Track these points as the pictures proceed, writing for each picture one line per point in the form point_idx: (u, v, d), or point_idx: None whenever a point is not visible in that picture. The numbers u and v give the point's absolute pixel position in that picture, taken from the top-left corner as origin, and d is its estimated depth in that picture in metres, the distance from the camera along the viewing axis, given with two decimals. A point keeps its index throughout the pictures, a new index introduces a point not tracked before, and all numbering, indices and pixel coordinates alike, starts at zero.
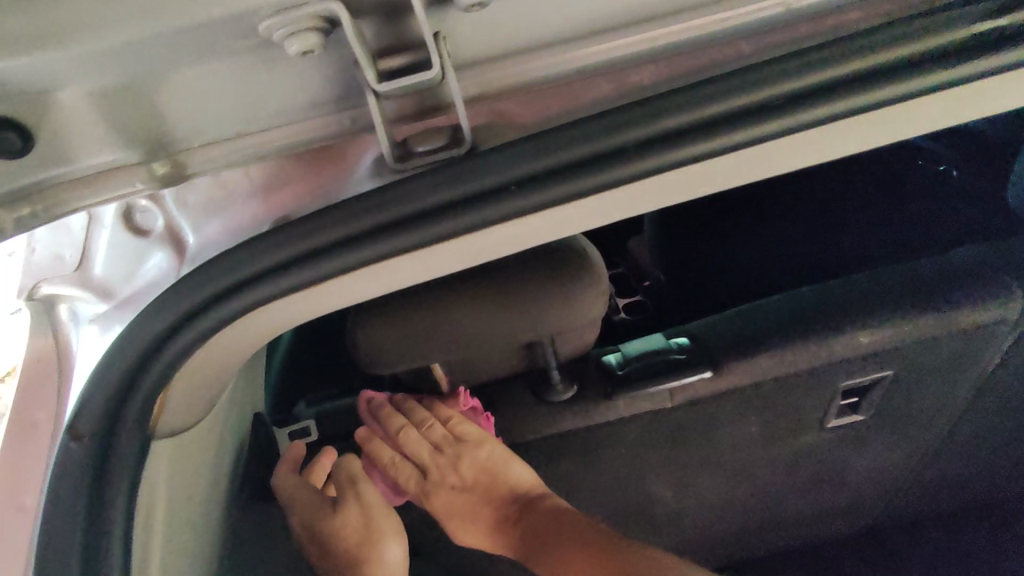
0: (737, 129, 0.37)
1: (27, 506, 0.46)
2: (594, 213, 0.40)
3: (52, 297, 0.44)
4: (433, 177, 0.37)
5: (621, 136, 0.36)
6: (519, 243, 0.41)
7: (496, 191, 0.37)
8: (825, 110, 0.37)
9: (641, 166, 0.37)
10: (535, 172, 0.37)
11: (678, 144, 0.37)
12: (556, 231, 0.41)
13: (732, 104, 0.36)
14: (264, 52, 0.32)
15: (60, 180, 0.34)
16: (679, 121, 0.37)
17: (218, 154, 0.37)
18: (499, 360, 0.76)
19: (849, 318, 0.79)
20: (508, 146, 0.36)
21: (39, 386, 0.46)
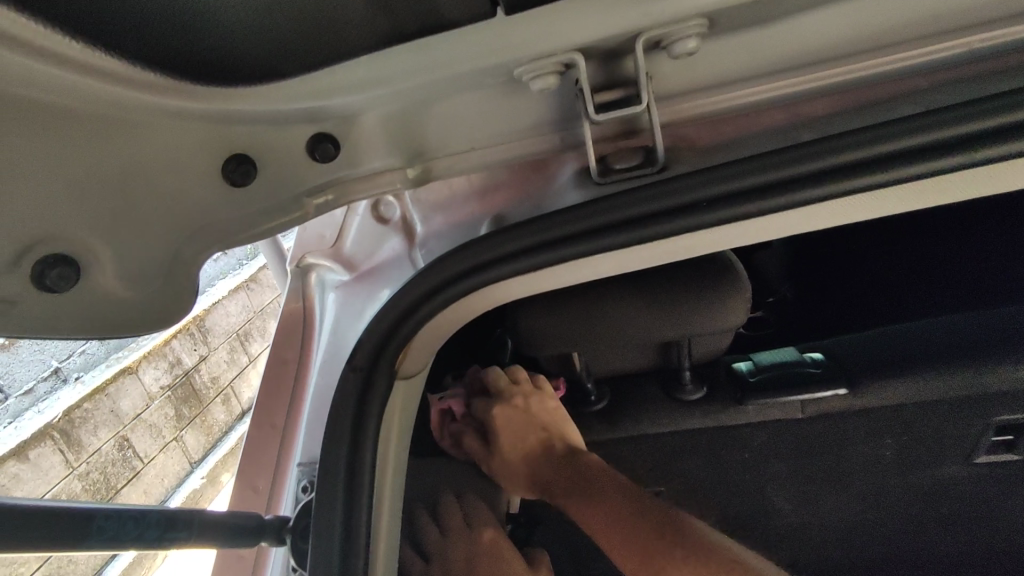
0: (856, 179, 0.39)
1: (277, 426, 0.56)
2: (719, 241, 0.43)
3: (311, 266, 0.57)
4: (583, 208, 0.42)
5: (745, 180, 0.40)
6: (665, 258, 0.45)
7: (686, 208, 0.41)
8: (935, 165, 0.38)
9: (762, 207, 0.40)
10: (667, 208, 0.41)
11: (797, 189, 0.40)
12: (688, 252, 0.44)
13: (854, 156, 0.39)
14: (511, 84, 0.41)
15: (347, 179, 0.44)
16: (799, 170, 0.39)
17: (456, 163, 0.46)
18: (636, 355, 0.82)
19: (1002, 352, 0.77)
20: (647, 186, 0.41)
21: (292, 334, 0.58)
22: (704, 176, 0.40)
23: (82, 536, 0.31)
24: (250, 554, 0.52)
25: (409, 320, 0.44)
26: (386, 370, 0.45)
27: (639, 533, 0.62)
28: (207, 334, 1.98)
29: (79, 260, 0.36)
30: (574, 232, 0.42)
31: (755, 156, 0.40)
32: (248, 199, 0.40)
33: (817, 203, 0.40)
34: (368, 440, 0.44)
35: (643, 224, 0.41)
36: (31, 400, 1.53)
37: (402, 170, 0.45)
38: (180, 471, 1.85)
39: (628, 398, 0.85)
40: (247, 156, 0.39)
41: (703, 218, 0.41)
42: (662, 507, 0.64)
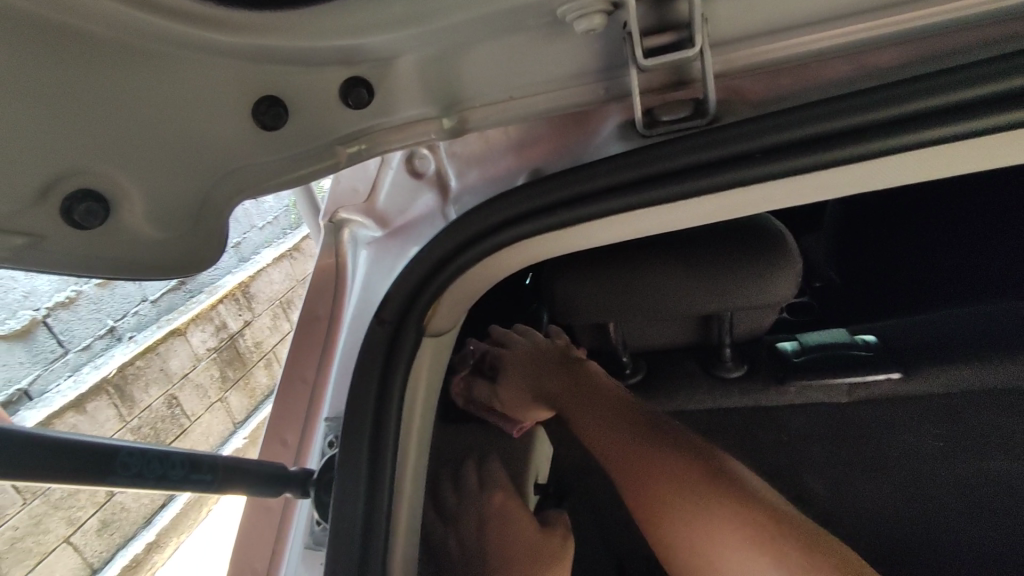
0: (919, 130, 0.35)
1: (308, 379, 0.56)
2: (763, 199, 0.40)
3: (344, 221, 0.56)
4: (618, 159, 0.39)
5: (793, 132, 0.36)
6: (704, 219, 0.42)
7: (740, 158, 0.38)
8: (1006, 118, 0.34)
9: (811, 161, 0.37)
10: (704, 161, 0.38)
11: (852, 142, 0.36)
12: (728, 212, 0.41)
13: (917, 106, 0.35)
14: (553, 27, 0.39)
15: (381, 128, 0.42)
16: (852, 121, 0.36)
17: (492, 115, 0.44)
18: (673, 329, 0.79)
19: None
20: (684, 137, 0.38)
21: (324, 289, 0.58)
22: (762, 124, 0.37)
23: (107, 471, 0.32)
24: (278, 504, 0.53)
25: (439, 275, 0.43)
26: (414, 326, 0.44)
27: (668, 475, 0.58)
28: (252, 300, 2.03)
29: (109, 198, 0.36)
30: (616, 183, 0.39)
31: (805, 106, 0.36)
32: (280, 143, 0.39)
33: (877, 158, 0.36)
34: (394, 396, 0.43)
35: (692, 176, 0.38)
36: (89, 355, 1.61)
37: (438, 120, 0.43)
38: (224, 430, 1.91)
39: (664, 374, 0.83)
40: (278, 99, 0.38)
41: (756, 169, 0.38)
42: (698, 448, 0.60)
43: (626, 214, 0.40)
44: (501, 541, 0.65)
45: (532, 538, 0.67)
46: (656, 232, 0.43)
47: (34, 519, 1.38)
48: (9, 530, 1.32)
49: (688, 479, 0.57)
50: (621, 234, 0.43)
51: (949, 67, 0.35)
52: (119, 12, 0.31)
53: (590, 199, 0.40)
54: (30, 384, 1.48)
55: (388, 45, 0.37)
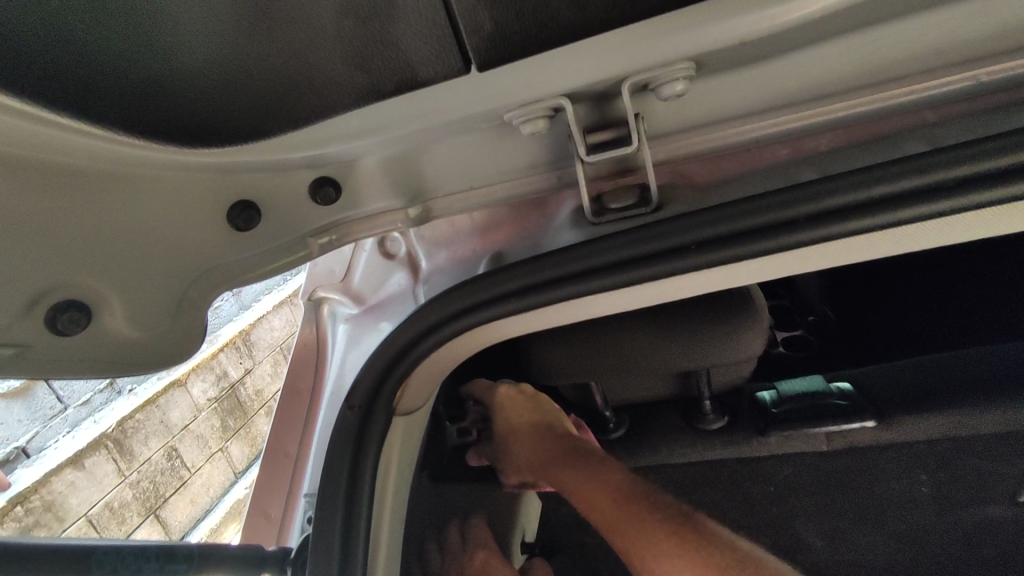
0: (833, 224, 0.39)
1: (290, 453, 0.58)
2: (702, 284, 0.43)
3: (322, 299, 0.59)
4: (571, 253, 0.42)
5: (720, 227, 0.40)
6: (651, 301, 0.45)
7: (679, 250, 0.41)
8: (910, 213, 0.38)
9: (740, 251, 0.40)
10: (646, 254, 0.41)
11: (774, 235, 0.40)
12: (673, 295, 0.44)
13: (831, 203, 0.39)
14: (503, 128, 0.42)
15: (351, 219, 0.46)
16: (773, 218, 0.39)
17: (455, 203, 0.47)
18: (652, 383, 0.80)
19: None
20: (626, 232, 0.41)
21: (305, 365, 0.60)
22: (697, 219, 0.40)
23: (84, 571, 0.33)
24: None
25: (405, 359, 0.45)
26: (383, 408, 0.46)
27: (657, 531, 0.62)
28: (252, 347, 2.05)
29: (91, 305, 0.38)
30: (569, 274, 0.42)
31: (733, 204, 0.40)
32: (255, 241, 0.42)
33: (800, 248, 0.40)
34: (365, 479, 0.45)
35: (629, 268, 0.42)
36: (88, 410, 1.59)
37: (403, 210, 0.46)
38: (225, 481, 1.91)
39: (646, 425, 0.84)
40: (250, 203, 0.41)
41: (692, 260, 0.41)
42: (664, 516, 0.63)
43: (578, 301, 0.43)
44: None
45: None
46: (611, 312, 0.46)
47: None
48: None
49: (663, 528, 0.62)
50: (578, 315, 0.45)
51: (858, 168, 0.39)
52: (98, 143, 0.34)
53: (545, 287, 0.43)
54: (28, 441, 1.46)
55: (350, 152, 0.41)
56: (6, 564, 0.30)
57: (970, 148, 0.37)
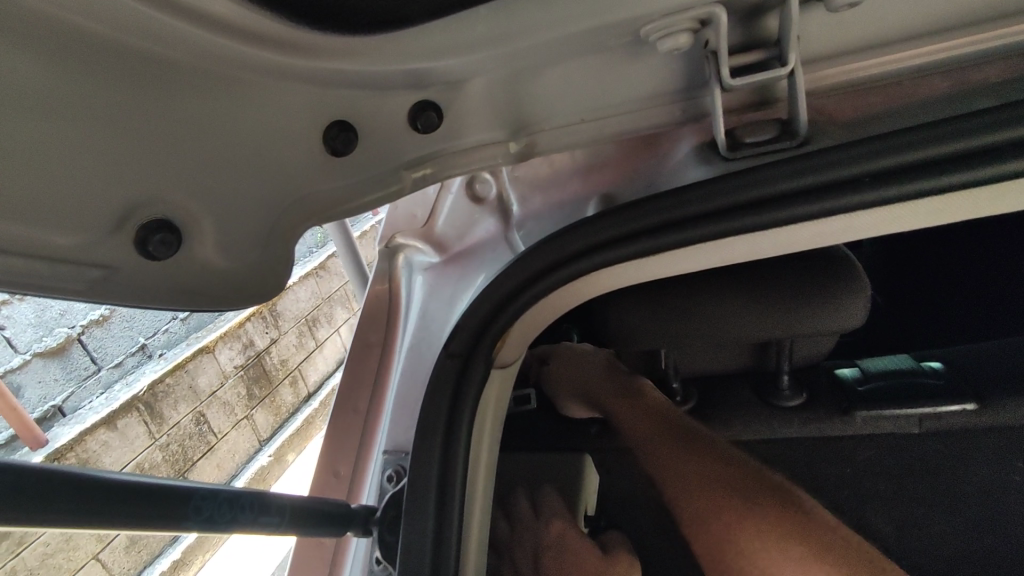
0: (1012, 159, 0.34)
1: (361, 409, 0.55)
2: (844, 231, 0.38)
3: (399, 247, 0.55)
4: (700, 190, 0.38)
5: (874, 163, 0.36)
6: (781, 250, 0.41)
7: (826, 188, 0.37)
8: None
9: (895, 191, 0.36)
10: (786, 192, 0.37)
11: (939, 172, 0.35)
12: (809, 243, 0.40)
13: (1009, 135, 0.34)
14: (632, 47, 0.37)
15: (450, 151, 0.41)
16: (938, 152, 0.35)
17: (560, 138, 0.42)
18: (728, 353, 0.76)
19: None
20: (764, 167, 0.37)
21: (377, 316, 0.56)
22: (865, 148, 0.36)
23: (184, 516, 0.30)
24: (330, 539, 0.51)
25: (509, 306, 0.41)
26: (483, 357, 0.42)
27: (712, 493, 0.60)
28: (278, 318, 2.05)
29: (183, 227, 0.35)
30: (709, 210, 0.38)
31: (888, 136, 0.36)
32: (350, 167, 0.38)
33: (967, 188, 0.35)
34: (461, 435, 0.41)
35: (766, 208, 0.38)
36: (120, 372, 1.62)
37: (505, 144, 0.42)
38: (250, 448, 1.91)
39: (717, 398, 0.80)
40: (350, 124, 0.37)
41: (839, 200, 0.36)
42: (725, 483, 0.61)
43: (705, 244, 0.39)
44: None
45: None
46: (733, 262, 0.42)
47: (64, 537, 1.38)
48: (40, 547, 1.32)
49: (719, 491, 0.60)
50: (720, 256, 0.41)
51: None
52: (203, 33, 0.30)
53: (669, 229, 0.39)
54: (63, 401, 1.49)
55: (462, 69, 0.36)
56: (108, 502, 0.27)
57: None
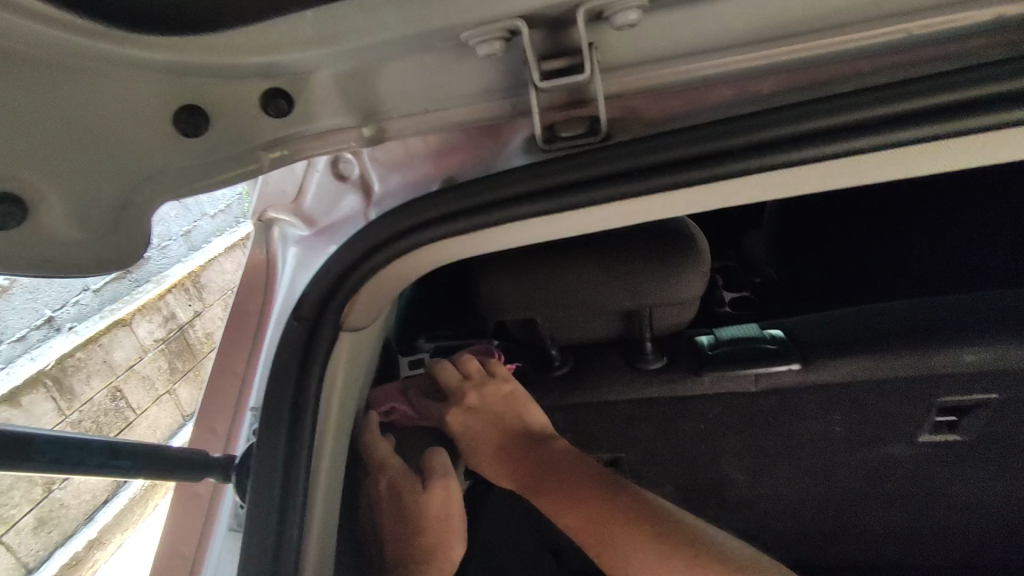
0: (750, 159, 0.42)
1: (239, 371, 0.59)
2: (629, 214, 0.46)
3: (273, 220, 0.58)
4: (504, 178, 0.44)
5: (643, 159, 0.43)
6: (583, 230, 0.48)
7: (609, 178, 0.44)
8: (817, 150, 0.42)
9: (660, 183, 0.44)
10: (574, 181, 0.43)
11: (695, 168, 0.43)
12: (603, 225, 0.47)
13: (746, 139, 0.42)
14: (460, 49, 0.43)
15: (303, 135, 0.45)
16: (690, 151, 0.43)
17: (408, 126, 0.47)
18: (599, 322, 0.86)
19: (966, 335, 0.78)
20: (556, 161, 0.43)
21: (254, 285, 0.60)
22: (637, 146, 0.43)
23: (26, 459, 0.34)
24: (206, 490, 0.56)
25: (354, 276, 0.46)
26: (330, 322, 0.48)
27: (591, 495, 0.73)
28: (202, 291, 1.98)
29: (28, 199, 0.38)
30: (513, 196, 0.45)
31: (655, 136, 0.43)
32: (200, 149, 0.41)
33: (718, 181, 0.44)
34: (311, 387, 0.47)
35: (560, 194, 0.44)
36: (24, 346, 1.57)
37: (357, 129, 0.46)
38: (172, 423, 1.89)
39: (591, 365, 0.88)
40: (198, 108, 0.40)
41: (618, 189, 0.44)
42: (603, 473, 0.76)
43: (514, 223, 0.45)
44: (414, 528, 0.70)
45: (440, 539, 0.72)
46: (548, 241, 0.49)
47: None
48: None
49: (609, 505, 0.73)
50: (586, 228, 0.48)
51: (771, 107, 0.42)
52: (25, 22, 0.33)
53: (482, 211, 0.45)
54: None
55: (301, 62, 0.40)
56: None
57: (978, 73, 0.40)
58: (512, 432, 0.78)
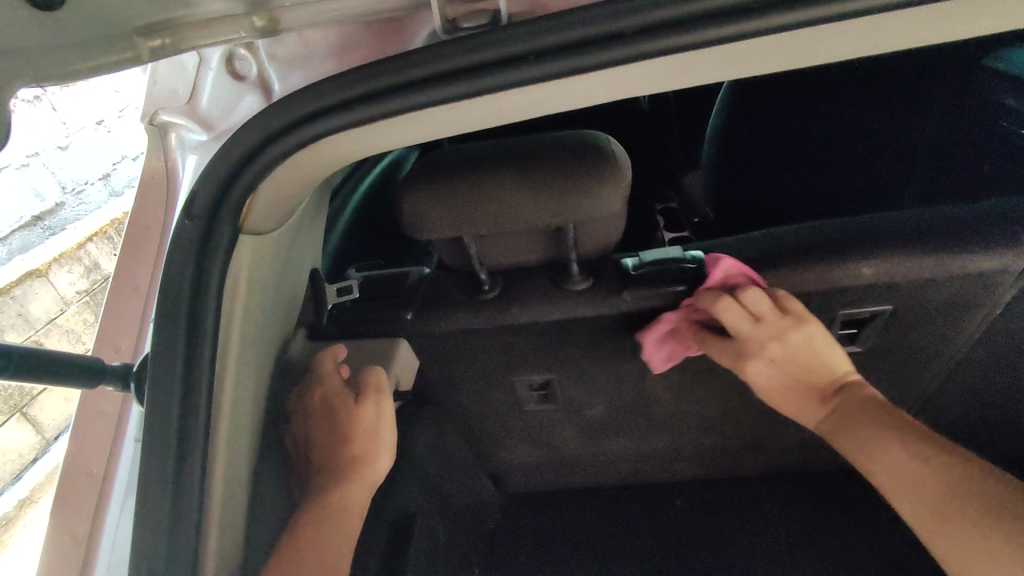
0: (639, 42, 0.45)
1: (139, 287, 0.61)
2: (527, 97, 0.50)
3: (166, 124, 0.55)
4: (410, 57, 0.46)
5: (541, 40, 0.45)
6: (487, 115, 0.52)
7: (507, 61, 0.46)
8: (700, 35, 0.44)
9: (554, 66, 0.46)
10: (474, 63, 0.45)
11: (588, 50, 0.45)
12: (501, 112, 0.52)
13: (636, 20, 0.44)
14: None
15: (189, 21, 0.43)
16: (585, 32, 0.45)
17: (304, 17, 0.45)
18: (527, 245, 0.85)
19: (876, 247, 0.81)
20: (454, 42, 0.45)
21: (153, 196, 0.59)
22: (532, 28, 0.45)
23: None
24: None
25: None
26: None
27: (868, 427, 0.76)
28: None
29: None
30: (416, 78, 0.47)
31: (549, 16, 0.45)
32: (63, 27, 0.40)
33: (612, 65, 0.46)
34: None
35: (462, 77, 0.46)
36: None
37: (247, 18, 0.43)
38: None
39: (518, 286, 0.89)
40: None
41: (513, 73, 0.46)
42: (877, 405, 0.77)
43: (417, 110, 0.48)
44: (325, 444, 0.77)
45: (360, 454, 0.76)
46: (452, 127, 0.54)
47: None
48: None
49: (885, 426, 0.75)
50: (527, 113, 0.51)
51: None
52: None
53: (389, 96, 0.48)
54: None
55: None
56: None
57: None
58: (813, 382, 0.81)
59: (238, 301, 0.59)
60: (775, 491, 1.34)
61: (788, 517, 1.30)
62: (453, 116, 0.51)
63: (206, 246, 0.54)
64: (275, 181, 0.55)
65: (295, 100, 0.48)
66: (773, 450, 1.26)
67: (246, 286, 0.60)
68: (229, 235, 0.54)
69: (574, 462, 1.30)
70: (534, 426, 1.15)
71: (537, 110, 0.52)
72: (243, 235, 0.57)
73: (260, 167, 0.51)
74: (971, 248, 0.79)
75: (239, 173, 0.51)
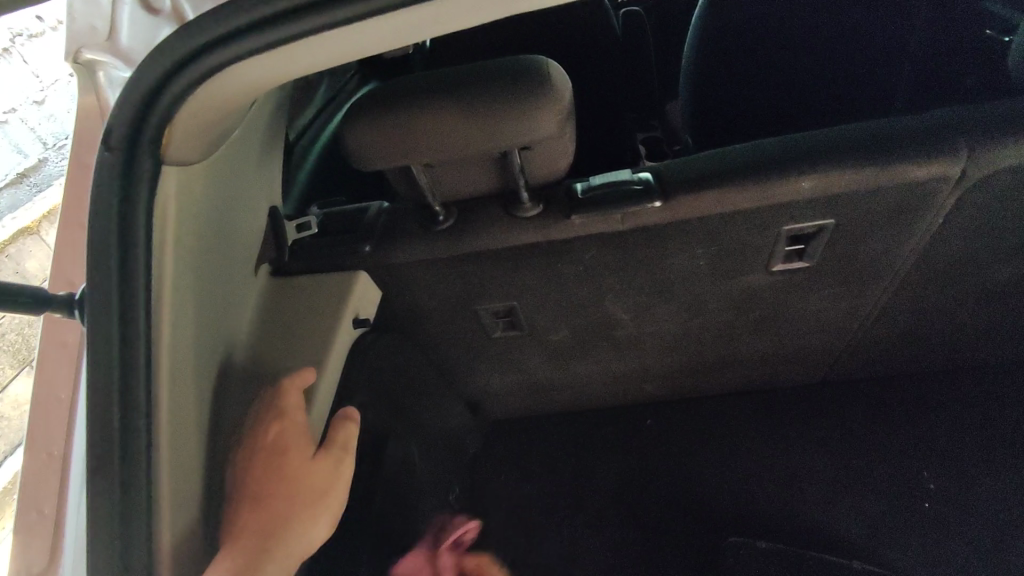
0: None
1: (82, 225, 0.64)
2: (404, 26, 0.49)
3: (91, 62, 0.56)
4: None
5: None
6: (377, 42, 0.51)
7: None
8: None
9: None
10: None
11: None
12: (387, 40, 0.51)
13: None
14: None
15: None
16: None
17: None
18: (476, 175, 0.87)
19: (816, 161, 0.83)
20: None
21: (88, 133, 0.61)
22: None
23: None
24: None
25: None
26: None
27: None
28: None
29: None
30: (290, 5, 0.46)
31: None
32: None
33: None
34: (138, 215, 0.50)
35: (332, 5, 0.46)
36: None
37: None
38: None
39: (472, 216, 0.91)
40: None
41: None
42: None
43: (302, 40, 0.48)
44: (261, 471, 0.70)
45: (319, 483, 0.73)
46: (343, 56, 0.53)
47: None
48: None
49: None
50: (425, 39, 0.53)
51: None
52: None
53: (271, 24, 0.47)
54: None
55: None
56: None
57: None
58: None
59: (168, 240, 0.61)
60: (738, 407, 1.41)
61: (752, 426, 1.38)
62: (338, 49, 0.52)
63: (127, 183, 0.55)
64: (188, 112, 0.55)
65: (198, 27, 0.49)
66: (737, 365, 1.32)
67: (174, 220, 0.61)
68: (148, 172, 0.56)
69: (548, 385, 1.37)
70: (504, 352, 1.21)
71: (428, 32, 0.51)
72: (166, 164, 0.58)
73: (170, 98, 0.52)
74: (913, 156, 0.81)
75: (151, 99, 0.52)
